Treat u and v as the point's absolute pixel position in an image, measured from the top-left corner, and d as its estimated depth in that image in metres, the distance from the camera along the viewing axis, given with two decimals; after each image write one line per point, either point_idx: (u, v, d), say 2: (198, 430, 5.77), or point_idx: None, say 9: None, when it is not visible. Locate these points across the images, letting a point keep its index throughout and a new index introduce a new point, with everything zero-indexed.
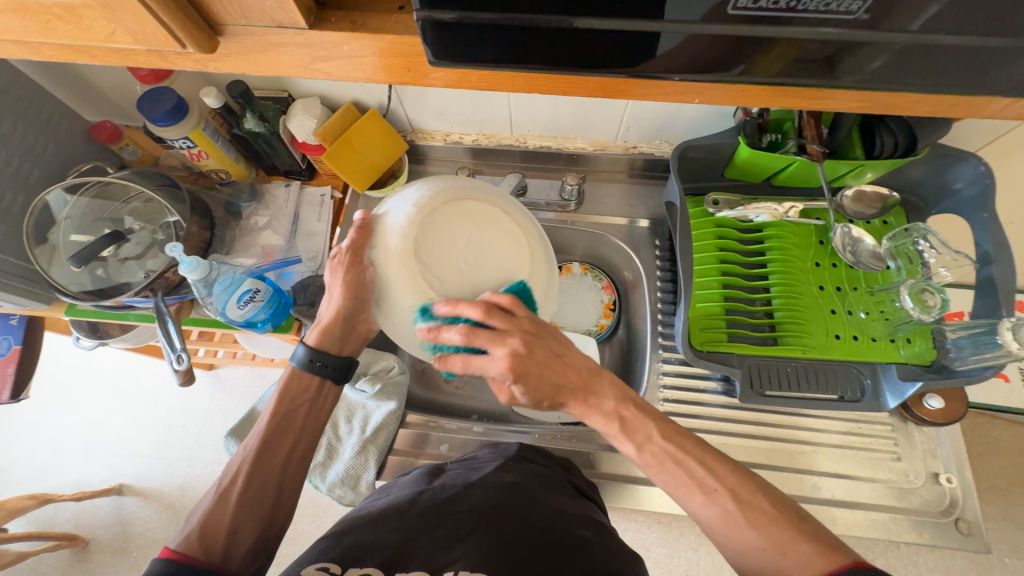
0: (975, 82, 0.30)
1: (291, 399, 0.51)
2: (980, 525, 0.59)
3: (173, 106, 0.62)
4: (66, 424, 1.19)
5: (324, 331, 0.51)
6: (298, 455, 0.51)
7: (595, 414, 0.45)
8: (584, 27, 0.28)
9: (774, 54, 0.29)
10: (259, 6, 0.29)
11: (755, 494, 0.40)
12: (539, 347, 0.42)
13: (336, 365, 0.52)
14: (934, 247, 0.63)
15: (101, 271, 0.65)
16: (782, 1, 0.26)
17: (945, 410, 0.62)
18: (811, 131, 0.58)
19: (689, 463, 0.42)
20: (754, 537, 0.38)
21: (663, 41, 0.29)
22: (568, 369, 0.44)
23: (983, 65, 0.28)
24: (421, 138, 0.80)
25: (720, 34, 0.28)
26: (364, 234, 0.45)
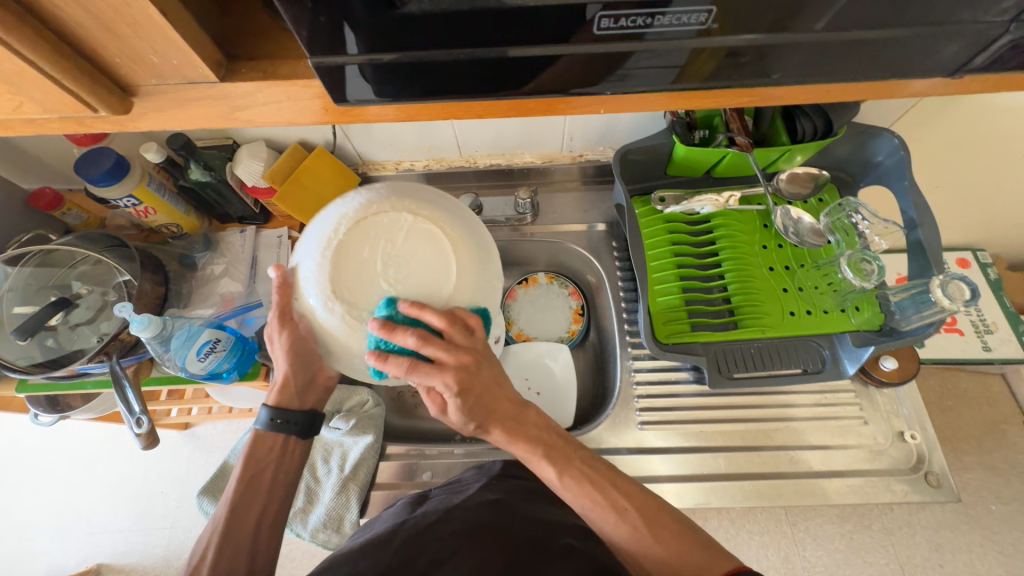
0: (858, 70, 0.32)
1: (255, 464, 0.51)
2: (947, 475, 0.62)
3: (112, 165, 0.62)
4: (34, 507, 1.12)
5: (282, 389, 0.53)
6: (270, 519, 0.51)
7: (520, 440, 0.50)
8: (516, 56, 0.30)
9: (697, 59, 0.31)
10: (167, 65, 0.30)
11: (662, 514, 0.45)
12: (487, 370, 0.46)
13: (299, 420, 0.54)
14: (867, 219, 0.67)
15: (52, 341, 0.62)
16: (639, 19, 0.28)
17: (900, 369, 0.66)
18: (737, 124, 0.63)
19: (602, 485, 0.47)
20: (659, 550, 0.43)
21: (554, 63, 0.30)
22: (503, 399, 0.49)
23: (862, 55, 0.30)
24: (373, 170, 0.81)
25: (603, 52, 0.30)
26: (286, 291, 0.45)
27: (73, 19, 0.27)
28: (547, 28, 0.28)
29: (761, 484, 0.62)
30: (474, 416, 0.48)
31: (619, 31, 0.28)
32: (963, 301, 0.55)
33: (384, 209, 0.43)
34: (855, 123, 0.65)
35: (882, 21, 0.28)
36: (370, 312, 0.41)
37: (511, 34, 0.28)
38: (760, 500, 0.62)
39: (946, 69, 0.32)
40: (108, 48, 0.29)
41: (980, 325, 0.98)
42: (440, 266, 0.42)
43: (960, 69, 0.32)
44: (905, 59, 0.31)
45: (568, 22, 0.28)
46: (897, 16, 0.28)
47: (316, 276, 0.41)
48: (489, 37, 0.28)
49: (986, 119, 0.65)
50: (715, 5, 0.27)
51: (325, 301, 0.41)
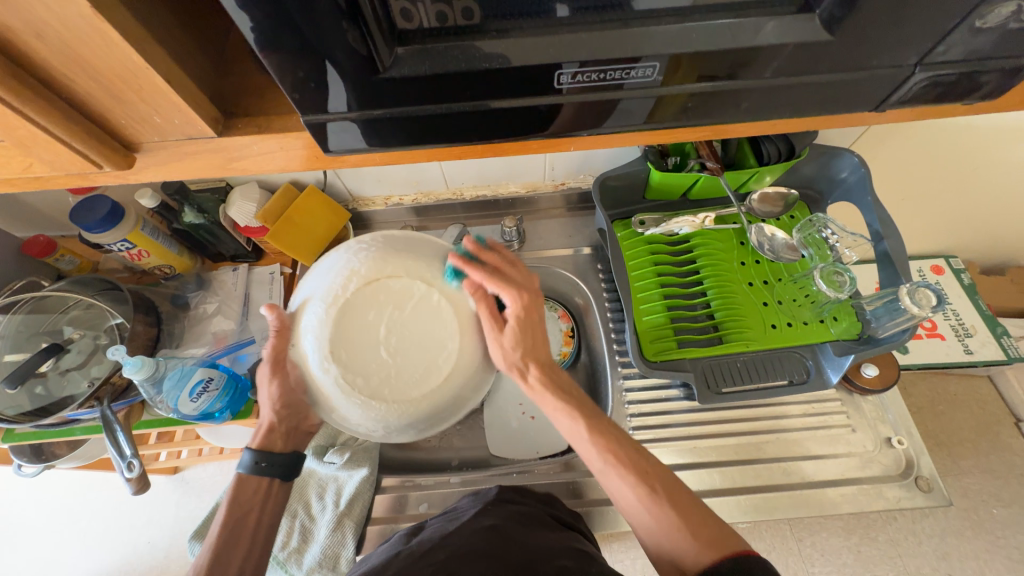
0: (804, 106, 0.35)
1: (239, 507, 0.51)
2: (937, 479, 0.63)
3: (107, 212, 0.63)
4: (15, 565, 1.07)
5: (269, 432, 0.54)
6: (253, 563, 0.50)
7: (552, 391, 0.53)
8: (496, 108, 0.32)
9: (654, 104, 0.34)
10: (169, 124, 0.32)
11: (676, 493, 0.46)
12: (534, 313, 0.53)
13: (282, 463, 0.54)
14: (836, 233, 0.70)
15: (41, 388, 0.62)
16: (594, 74, 0.31)
17: (882, 376, 0.68)
18: (706, 150, 0.66)
19: (630, 450, 0.48)
20: (673, 521, 0.43)
21: (524, 112, 0.33)
22: (541, 343, 0.54)
23: (805, 94, 0.33)
24: (363, 206, 0.83)
25: (567, 101, 0.32)
26: (281, 335, 0.47)
27: (82, 88, 0.29)
28: (519, 83, 0.31)
29: (757, 498, 0.63)
30: (521, 347, 0.51)
31: (582, 84, 0.31)
32: (931, 308, 0.57)
33: (391, 271, 0.45)
34: (817, 145, 0.70)
35: (817, 66, 0.32)
36: (363, 375, 0.43)
37: (487, 89, 0.31)
38: (758, 514, 0.62)
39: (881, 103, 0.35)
40: (113, 111, 0.31)
41: (960, 329, 1.01)
42: (441, 341, 0.44)
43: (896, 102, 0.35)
44: (845, 96, 0.34)
45: (532, 75, 0.30)
46: (833, 61, 0.31)
47: (315, 329, 0.44)
48: (469, 93, 0.31)
49: (937, 137, 0.70)
50: (667, 59, 0.30)
51: (320, 358, 0.43)
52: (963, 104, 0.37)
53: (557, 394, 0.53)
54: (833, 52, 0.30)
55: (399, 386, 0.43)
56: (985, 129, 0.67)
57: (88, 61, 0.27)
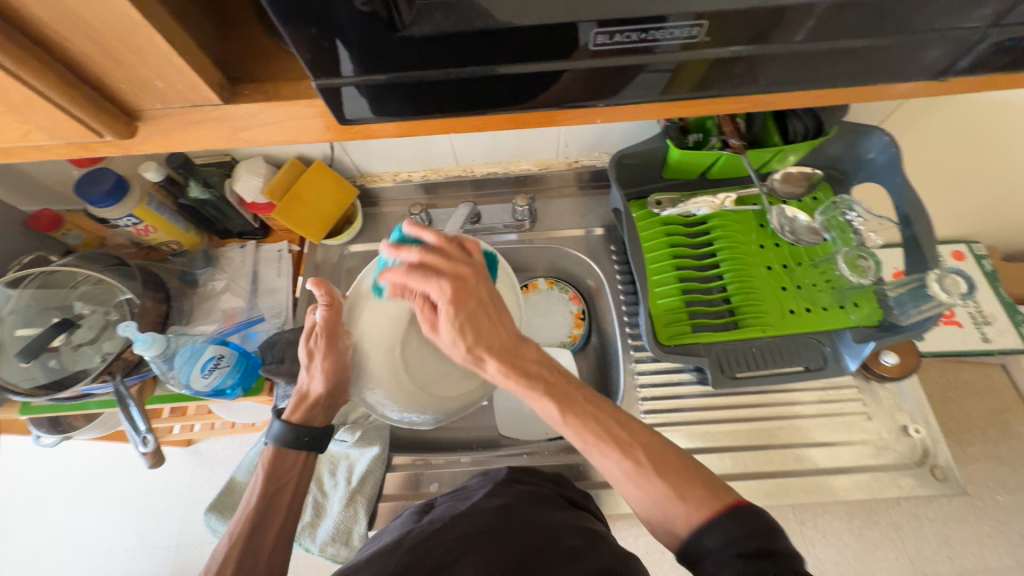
0: (849, 76, 0.32)
1: (277, 478, 0.52)
2: (953, 468, 0.62)
3: (112, 185, 0.62)
4: (38, 529, 1.11)
5: (309, 407, 0.54)
6: (285, 536, 0.51)
7: (519, 375, 0.44)
8: (518, 72, 0.30)
9: (689, 71, 0.31)
10: (172, 90, 0.30)
11: (662, 450, 0.41)
12: (483, 287, 0.46)
13: (321, 437, 0.54)
14: (862, 215, 0.67)
15: (54, 362, 0.62)
16: (634, 35, 0.28)
17: (902, 364, 0.66)
18: (729, 126, 0.64)
19: (608, 423, 0.43)
20: (657, 488, 0.39)
21: (547, 77, 0.31)
22: (498, 326, 0.46)
23: (851, 61, 0.31)
24: (371, 182, 0.82)
25: (597, 66, 0.30)
26: (334, 309, 0.50)
27: (77, 48, 0.27)
28: (543, 45, 0.29)
29: (767, 483, 0.62)
30: (464, 336, 0.45)
31: (612, 46, 0.29)
32: (960, 295, 0.55)
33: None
34: (846, 122, 0.66)
35: (872, 29, 0.29)
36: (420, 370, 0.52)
37: (510, 52, 0.29)
38: (768, 499, 0.62)
39: (938, 71, 0.32)
40: (113, 76, 0.29)
41: (978, 316, 0.99)
42: None
43: (946, 72, 0.32)
44: (892, 64, 0.31)
45: (558, 34, 0.28)
46: (887, 23, 0.29)
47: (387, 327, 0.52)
48: (490, 56, 0.29)
49: (975, 113, 0.66)
50: (701, 18, 0.27)
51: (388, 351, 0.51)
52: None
53: (522, 380, 0.44)
54: (890, 12, 0.28)
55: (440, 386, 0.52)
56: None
57: (83, 17, 0.25)
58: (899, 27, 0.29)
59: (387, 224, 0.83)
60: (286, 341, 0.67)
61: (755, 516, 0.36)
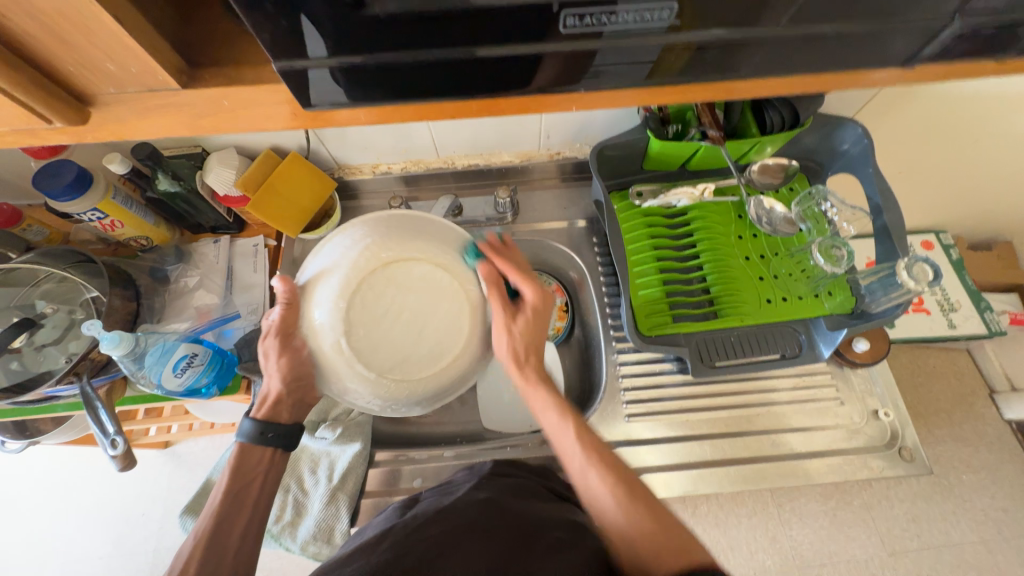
0: (818, 61, 0.33)
1: (242, 476, 0.51)
2: (919, 449, 0.64)
3: (74, 178, 0.59)
4: (6, 538, 1.07)
5: (274, 404, 0.53)
6: (253, 533, 0.50)
7: (542, 391, 0.53)
8: (492, 55, 0.30)
9: (661, 56, 0.31)
10: (126, 73, 0.29)
11: (655, 504, 0.46)
12: (539, 312, 0.53)
13: (287, 433, 0.53)
14: (835, 207, 0.70)
15: (15, 364, 0.59)
16: (603, 17, 0.28)
17: (873, 349, 0.68)
18: (708, 118, 0.64)
19: (609, 461, 0.49)
20: (641, 525, 0.44)
21: (516, 61, 0.30)
22: (539, 344, 0.53)
23: (820, 45, 0.31)
24: (350, 174, 0.80)
25: (567, 50, 0.30)
26: (293, 308, 0.47)
27: (20, 27, 0.25)
28: (515, 26, 0.28)
29: (746, 468, 0.64)
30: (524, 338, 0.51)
31: (586, 29, 0.29)
32: (928, 282, 0.57)
33: (409, 258, 0.46)
34: (821, 114, 0.67)
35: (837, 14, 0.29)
36: (373, 353, 0.44)
37: (483, 33, 0.28)
38: (746, 484, 0.63)
39: (902, 58, 0.33)
40: (60, 57, 0.28)
41: (946, 304, 1.03)
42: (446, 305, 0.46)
43: (910, 59, 0.33)
44: (860, 49, 0.32)
45: (527, 16, 0.27)
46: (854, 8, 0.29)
47: (332, 307, 0.44)
48: (462, 37, 0.28)
49: (942, 106, 0.68)
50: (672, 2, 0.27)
51: (333, 335, 0.44)
52: (987, 61, 0.35)
53: (547, 392, 0.53)
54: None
55: (412, 366, 0.45)
56: (991, 97, 0.65)
57: None
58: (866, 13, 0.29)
59: None
60: None
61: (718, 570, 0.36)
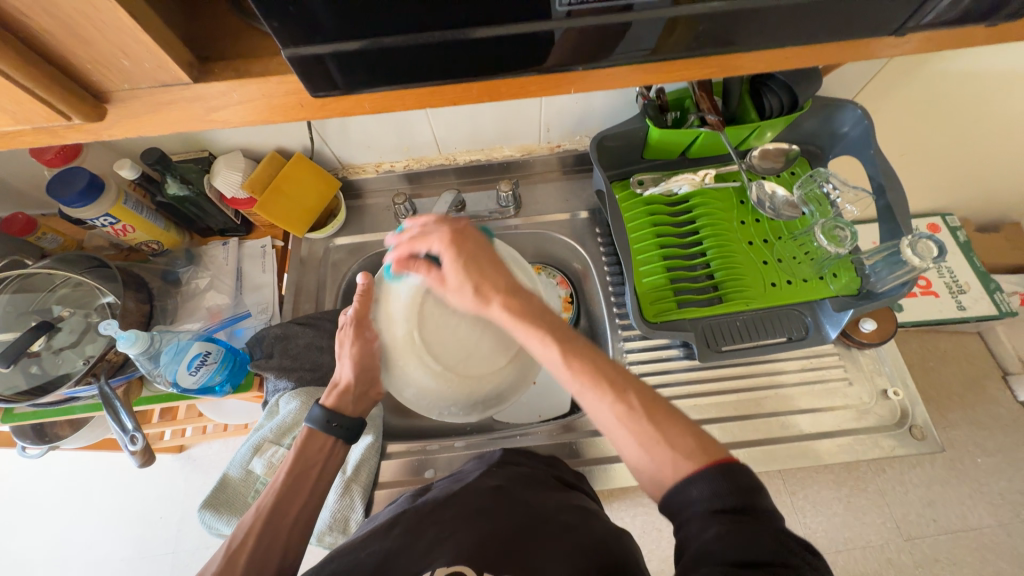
0: (810, 30, 0.33)
1: (306, 459, 0.52)
2: (930, 427, 0.64)
3: (86, 184, 0.61)
4: (28, 544, 1.09)
5: (341, 393, 0.56)
6: (308, 516, 0.50)
7: (524, 321, 0.43)
8: (494, 35, 0.30)
9: (657, 32, 0.31)
10: (140, 69, 0.30)
11: (656, 406, 0.40)
12: (472, 245, 0.46)
13: (351, 425, 0.55)
14: (838, 187, 0.69)
15: (36, 367, 0.61)
16: None
17: (880, 330, 0.68)
18: (707, 104, 0.64)
19: (603, 371, 0.41)
20: (647, 443, 0.38)
21: (513, 40, 0.31)
22: (496, 272, 0.45)
23: (811, 15, 0.32)
24: (354, 173, 0.81)
25: (563, 29, 0.30)
26: (367, 300, 0.53)
27: (39, 25, 0.26)
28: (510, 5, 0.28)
29: (756, 451, 0.64)
30: (473, 282, 0.44)
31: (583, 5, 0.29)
32: (932, 259, 0.56)
33: None
34: (821, 97, 0.68)
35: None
36: (439, 348, 0.47)
37: (485, 11, 0.29)
38: (757, 466, 0.63)
39: (896, 26, 0.33)
40: (78, 55, 0.29)
41: (953, 286, 1.02)
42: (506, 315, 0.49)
43: (897, 26, 0.33)
44: (852, 15, 0.32)
45: None
46: None
47: (405, 306, 0.48)
48: (463, 17, 0.29)
49: (942, 83, 0.68)
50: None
51: (407, 329, 0.47)
52: (983, 26, 0.35)
53: (529, 320, 0.43)
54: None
55: (472, 368, 0.47)
56: (992, 72, 0.65)
57: None
58: None
59: (372, 216, 0.82)
60: (274, 336, 0.67)
61: (739, 475, 0.35)
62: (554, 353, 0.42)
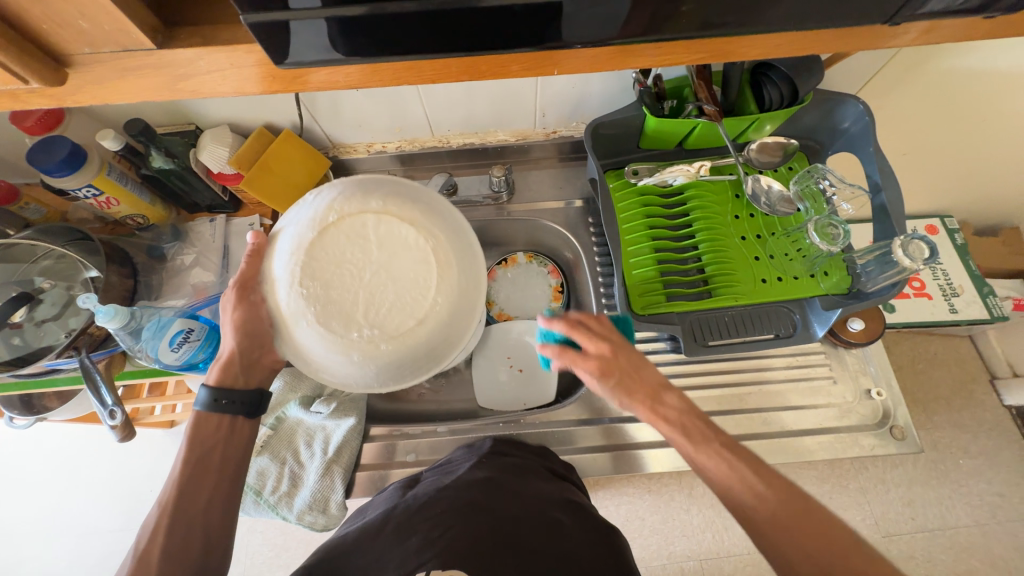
0: (796, 21, 0.32)
1: (200, 443, 0.50)
2: (910, 428, 0.64)
3: (68, 155, 0.59)
4: (19, 513, 1.11)
5: (225, 367, 0.52)
6: (222, 496, 0.49)
7: (660, 419, 0.46)
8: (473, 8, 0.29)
9: (637, 14, 0.30)
10: (99, 32, 0.29)
11: (805, 509, 0.39)
12: (624, 356, 0.48)
13: (243, 399, 0.52)
14: (834, 185, 0.69)
15: (18, 339, 0.60)
16: None
17: (868, 330, 0.68)
18: (705, 92, 0.62)
19: (748, 474, 0.41)
20: (807, 553, 0.38)
21: (490, 17, 0.30)
22: (642, 377, 0.47)
23: (797, 4, 0.31)
24: (345, 152, 0.79)
25: (537, 5, 0.29)
26: (256, 258, 0.50)
27: None
28: None
29: None
30: (618, 394, 0.47)
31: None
32: (922, 261, 0.56)
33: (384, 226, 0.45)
34: (822, 90, 0.66)
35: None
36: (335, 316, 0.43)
37: None
38: None
39: (889, 15, 0.32)
40: (33, 14, 0.27)
41: (948, 289, 1.02)
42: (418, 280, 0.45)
43: (888, 15, 0.32)
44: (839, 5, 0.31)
45: None
46: None
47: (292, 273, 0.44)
48: None
49: (945, 81, 0.66)
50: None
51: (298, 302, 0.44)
52: (981, 18, 0.34)
53: (669, 424, 0.45)
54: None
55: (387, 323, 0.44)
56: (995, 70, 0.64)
57: None
58: None
59: None
60: None
61: None
62: (699, 452, 0.43)
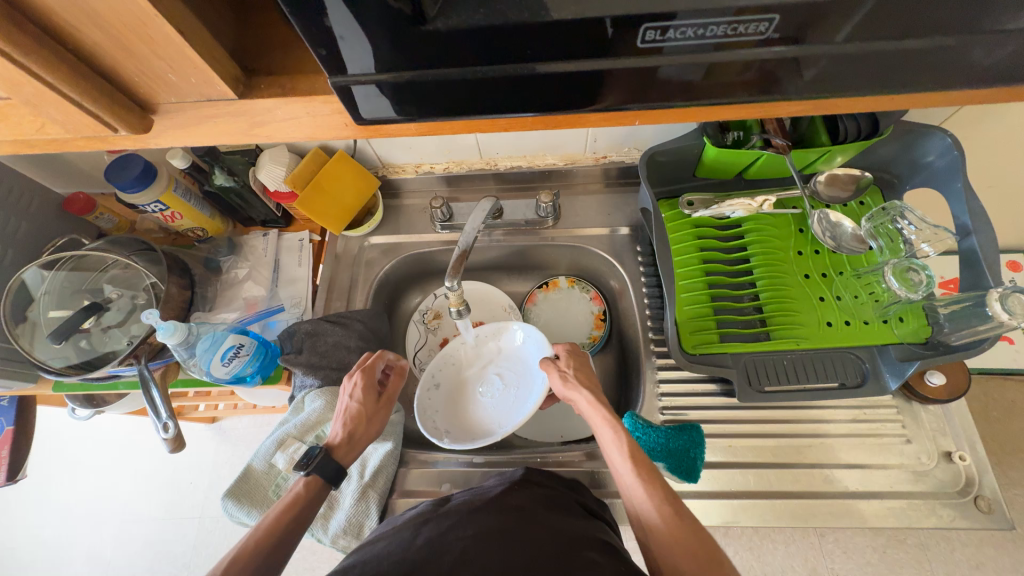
0: (908, 81, 0.29)
1: (295, 508, 0.50)
2: (1000, 501, 0.57)
3: (140, 171, 0.62)
4: (74, 495, 1.18)
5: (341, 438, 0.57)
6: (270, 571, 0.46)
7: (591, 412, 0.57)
8: (555, 71, 0.28)
9: (726, 71, 0.28)
10: (186, 83, 0.30)
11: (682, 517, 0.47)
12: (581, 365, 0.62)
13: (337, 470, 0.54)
14: (913, 224, 0.62)
15: (85, 342, 0.64)
16: (691, 31, 0.26)
17: (949, 385, 0.61)
18: (772, 125, 0.60)
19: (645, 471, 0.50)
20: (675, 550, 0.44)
21: (586, 80, 0.29)
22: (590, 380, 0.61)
23: (913, 63, 0.28)
24: (393, 172, 0.80)
25: (636, 67, 0.28)
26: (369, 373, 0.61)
27: (92, 39, 0.26)
28: (584, 41, 0.26)
29: (794, 503, 0.59)
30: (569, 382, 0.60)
31: (668, 43, 0.27)
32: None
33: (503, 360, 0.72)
34: (904, 122, 0.61)
35: (943, 27, 0.26)
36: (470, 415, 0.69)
37: (551, 47, 0.27)
38: (792, 520, 0.59)
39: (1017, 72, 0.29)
40: (127, 67, 0.28)
41: None
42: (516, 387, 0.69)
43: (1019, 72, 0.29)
44: (955, 66, 0.28)
45: (606, 32, 0.26)
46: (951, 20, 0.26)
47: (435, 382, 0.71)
48: (523, 51, 0.27)
49: None
50: (726, 14, 0.25)
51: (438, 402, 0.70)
52: None
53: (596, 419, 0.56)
54: (947, 9, 0.25)
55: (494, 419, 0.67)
56: None
57: (93, 6, 0.24)
58: (963, 27, 0.26)
59: (408, 217, 0.82)
60: (304, 332, 0.67)
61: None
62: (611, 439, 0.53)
